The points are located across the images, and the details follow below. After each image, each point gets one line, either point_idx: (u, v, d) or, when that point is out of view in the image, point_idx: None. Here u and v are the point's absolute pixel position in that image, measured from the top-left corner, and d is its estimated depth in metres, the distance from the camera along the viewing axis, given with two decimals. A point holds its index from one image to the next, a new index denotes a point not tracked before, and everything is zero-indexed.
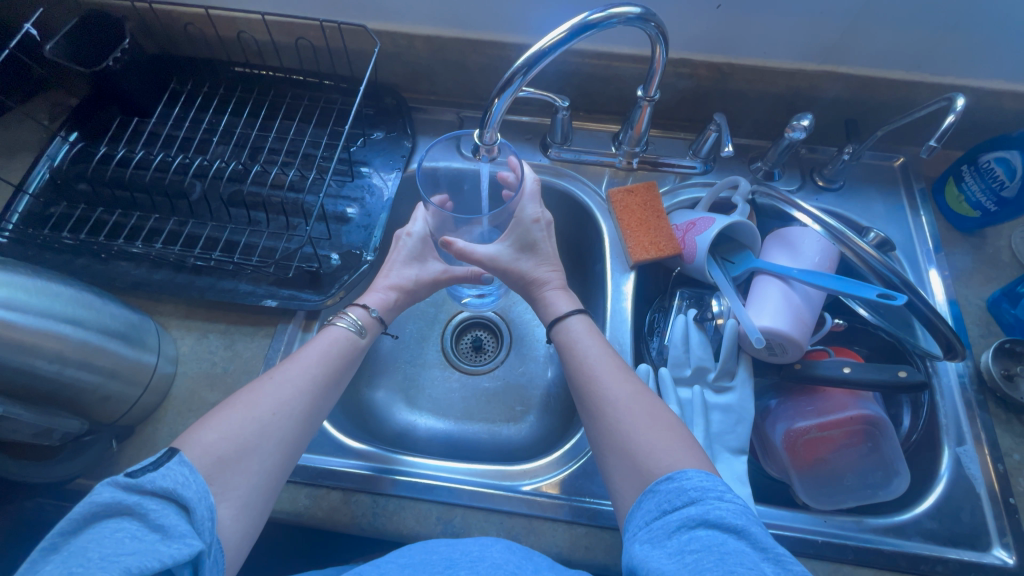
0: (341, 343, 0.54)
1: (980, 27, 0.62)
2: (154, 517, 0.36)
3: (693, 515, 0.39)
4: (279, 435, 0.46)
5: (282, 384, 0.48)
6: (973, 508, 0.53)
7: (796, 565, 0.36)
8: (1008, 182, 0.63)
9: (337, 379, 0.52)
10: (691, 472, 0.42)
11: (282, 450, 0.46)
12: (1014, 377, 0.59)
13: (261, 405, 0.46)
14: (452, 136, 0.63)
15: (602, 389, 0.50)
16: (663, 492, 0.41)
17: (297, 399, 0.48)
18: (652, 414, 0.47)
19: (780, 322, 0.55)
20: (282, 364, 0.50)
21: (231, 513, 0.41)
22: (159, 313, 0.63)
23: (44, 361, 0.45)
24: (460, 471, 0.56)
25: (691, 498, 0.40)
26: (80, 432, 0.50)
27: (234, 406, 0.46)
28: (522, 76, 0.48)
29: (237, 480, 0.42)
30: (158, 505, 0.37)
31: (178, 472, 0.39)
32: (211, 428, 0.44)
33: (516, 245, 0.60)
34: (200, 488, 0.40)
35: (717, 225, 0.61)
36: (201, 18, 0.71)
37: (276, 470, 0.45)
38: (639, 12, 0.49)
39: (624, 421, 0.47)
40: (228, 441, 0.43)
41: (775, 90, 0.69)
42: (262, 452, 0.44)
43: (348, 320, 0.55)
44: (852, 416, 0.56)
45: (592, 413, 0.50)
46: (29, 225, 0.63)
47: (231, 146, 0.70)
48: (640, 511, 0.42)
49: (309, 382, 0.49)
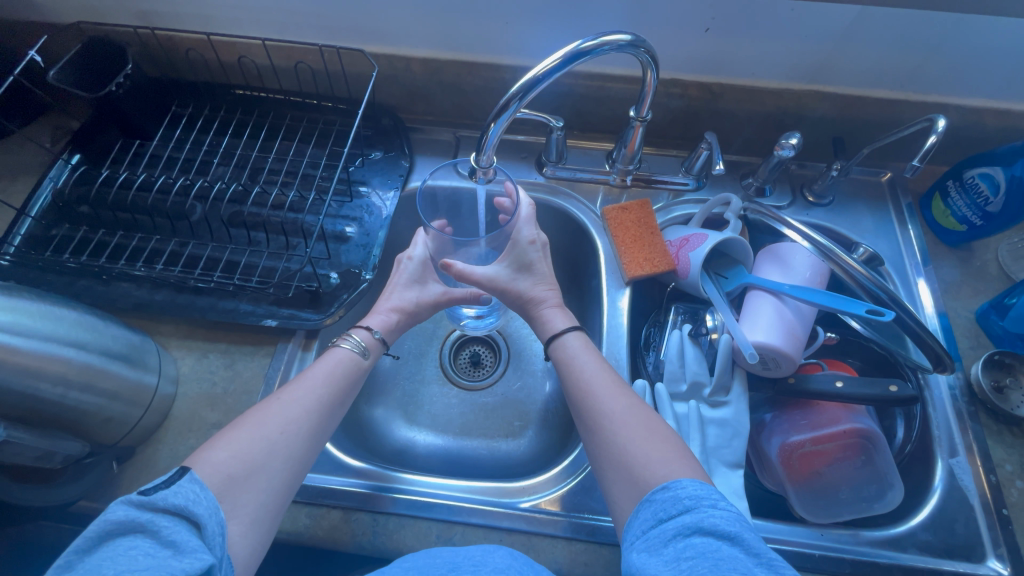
0: (345, 363, 0.54)
1: (960, 47, 0.64)
2: (166, 534, 0.37)
3: (688, 523, 0.40)
4: (286, 453, 0.46)
5: (290, 403, 0.49)
6: (967, 519, 0.54)
7: (788, 569, 0.36)
8: (992, 198, 0.65)
9: (341, 399, 0.53)
10: (686, 481, 0.42)
11: (288, 468, 0.46)
12: (1004, 389, 0.60)
13: (269, 424, 0.47)
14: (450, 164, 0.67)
15: (600, 403, 0.51)
16: (659, 501, 0.42)
17: (304, 418, 0.49)
18: (648, 427, 0.48)
19: (774, 337, 0.56)
20: (291, 385, 0.50)
21: (240, 530, 0.42)
22: (159, 333, 0.63)
23: (47, 384, 0.45)
24: (459, 489, 0.56)
25: (686, 507, 0.41)
26: (81, 455, 0.50)
27: (243, 425, 0.47)
28: (518, 100, 0.49)
29: (245, 498, 0.43)
30: (169, 522, 0.38)
31: (189, 489, 0.40)
32: (221, 447, 0.44)
33: (513, 266, 0.61)
34: (210, 505, 0.40)
35: (710, 242, 0.62)
36: (203, 43, 0.73)
37: (284, 488, 0.46)
38: (629, 39, 0.51)
39: (620, 434, 0.48)
40: (238, 459, 0.44)
41: (764, 109, 0.71)
42: (269, 470, 0.45)
43: (351, 341, 0.56)
44: (845, 430, 0.56)
45: (590, 427, 0.50)
46: (32, 248, 0.64)
47: (231, 167, 0.71)
48: (637, 521, 0.43)
49: (316, 403, 0.50)
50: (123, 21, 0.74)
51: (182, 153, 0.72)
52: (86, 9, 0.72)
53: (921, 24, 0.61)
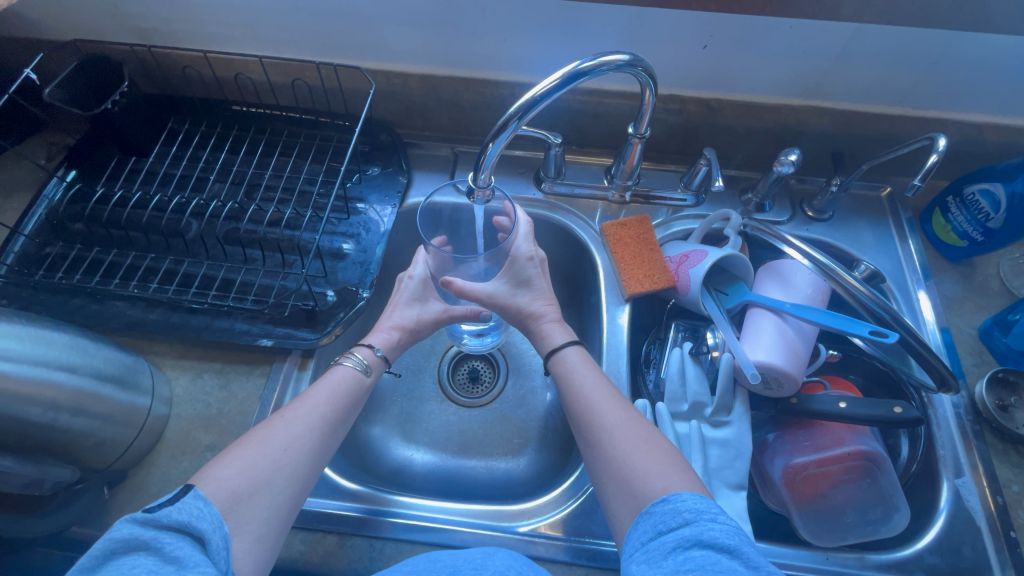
0: (347, 382, 0.53)
1: (958, 64, 0.64)
2: (169, 550, 0.36)
3: (688, 535, 0.39)
4: (290, 470, 0.45)
5: (293, 420, 0.48)
6: (974, 542, 0.53)
7: None
8: (993, 214, 0.65)
9: (344, 417, 0.52)
10: (686, 494, 0.42)
11: (292, 486, 0.45)
12: (1009, 408, 0.59)
13: (273, 441, 0.46)
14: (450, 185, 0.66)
15: (598, 417, 0.50)
16: (659, 513, 0.41)
17: (307, 436, 0.48)
18: (646, 439, 0.48)
19: (775, 357, 0.56)
20: (294, 402, 0.50)
21: (244, 547, 0.41)
22: (154, 353, 0.62)
23: (38, 409, 0.45)
24: (457, 513, 0.55)
25: (686, 519, 0.40)
26: (72, 481, 0.49)
27: (246, 443, 0.46)
28: (517, 119, 0.49)
29: (249, 515, 0.42)
30: (172, 538, 0.37)
31: (192, 505, 0.39)
32: (224, 465, 0.44)
33: (512, 281, 0.61)
34: (213, 520, 0.40)
35: (710, 258, 0.62)
36: (200, 61, 0.72)
37: (288, 506, 0.45)
38: (627, 59, 0.51)
39: (619, 447, 0.47)
40: (243, 477, 0.43)
41: (763, 125, 0.71)
42: (273, 487, 0.44)
43: (354, 359, 0.55)
44: (849, 451, 0.56)
45: (590, 442, 0.50)
46: (25, 267, 0.63)
47: (228, 184, 0.71)
48: (637, 532, 0.42)
49: (319, 420, 0.49)
50: (120, 39, 0.74)
51: (178, 170, 0.71)
52: (85, 27, 0.73)
53: (918, 41, 0.61)
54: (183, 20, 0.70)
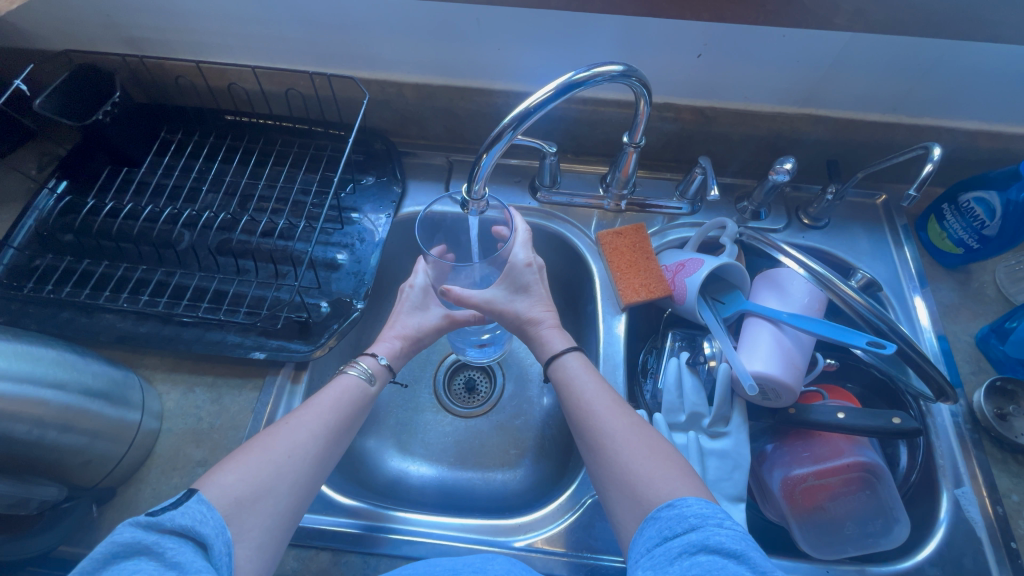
0: (352, 391, 0.52)
1: (951, 73, 0.64)
2: (170, 555, 0.36)
3: (693, 541, 0.38)
4: (294, 477, 0.45)
5: (297, 427, 0.47)
6: (975, 553, 0.52)
7: None
8: (989, 221, 0.65)
9: (348, 425, 0.51)
10: (690, 499, 0.41)
11: (296, 492, 0.44)
12: (1007, 416, 0.59)
13: (278, 448, 0.45)
14: (450, 198, 0.65)
15: (600, 423, 0.49)
16: (663, 518, 0.41)
17: (312, 442, 0.47)
18: (650, 445, 0.47)
19: (772, 367, 0.55)
20: (298, 410, 0.49)
21: (247, 554, 0.40)
22: (145, 367, 0.61)
23: (23, 427, 0.43)
24: (453, 527, 0.55)
25: (691, 525, 0.39)
26: (59, 500, 0.48)
27: (252, 449, 0.45)
28: (512, 130, 0.49)
29: (253, 521, 0.41)
30: (175, 543, 0.37)
31: (196, 510, 0.39)
32: (228, 470, 0.43)
33: (509, 288, 0.60)
34: (217, 525, 0.39)
35: (705, 268, 0.61)
36: (193, 71, 0.72)
37: (290, 513, 0.44)
38: (622, 69, 0.50)
39: (622, 452, 0.47)
40: (247, 482, 0.42)
41: (759, 133, 0.71)
42: (277, 493, 0.43)
43: (359, 368, 0.54)
44: (848, 463, 0.55)
45: (591, 448, 0.49)
46: (15, 279, 0.62)
47: (220, 194, 0.70)
48: (642, 537, 0.41)
49: (323, 428, 0.48)
50: (111, 47, 0.73)
51: (171, 180, 0.71)
52: (75, 37, 0.73)
53: (910, 51, 0.62)
54: (176, 29, 0.70)
